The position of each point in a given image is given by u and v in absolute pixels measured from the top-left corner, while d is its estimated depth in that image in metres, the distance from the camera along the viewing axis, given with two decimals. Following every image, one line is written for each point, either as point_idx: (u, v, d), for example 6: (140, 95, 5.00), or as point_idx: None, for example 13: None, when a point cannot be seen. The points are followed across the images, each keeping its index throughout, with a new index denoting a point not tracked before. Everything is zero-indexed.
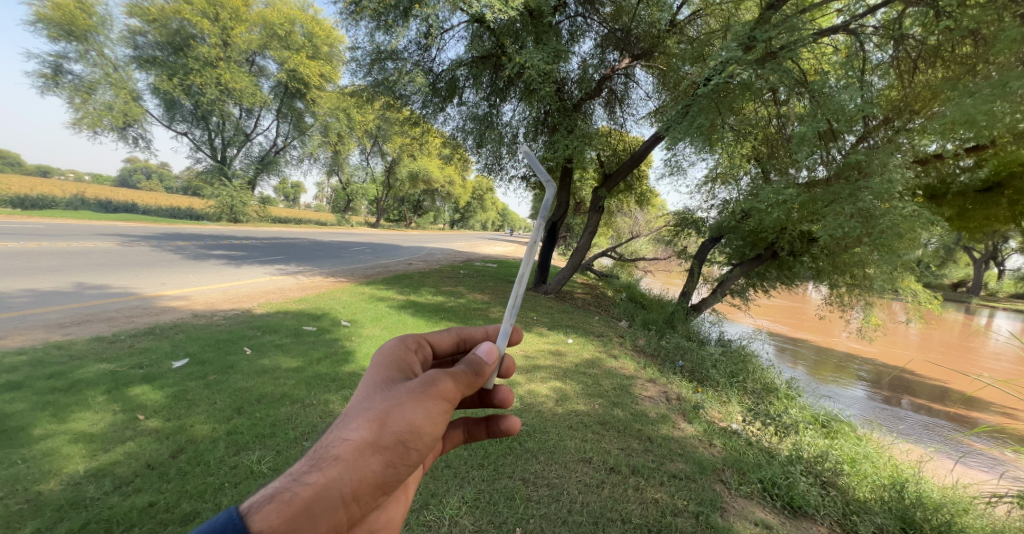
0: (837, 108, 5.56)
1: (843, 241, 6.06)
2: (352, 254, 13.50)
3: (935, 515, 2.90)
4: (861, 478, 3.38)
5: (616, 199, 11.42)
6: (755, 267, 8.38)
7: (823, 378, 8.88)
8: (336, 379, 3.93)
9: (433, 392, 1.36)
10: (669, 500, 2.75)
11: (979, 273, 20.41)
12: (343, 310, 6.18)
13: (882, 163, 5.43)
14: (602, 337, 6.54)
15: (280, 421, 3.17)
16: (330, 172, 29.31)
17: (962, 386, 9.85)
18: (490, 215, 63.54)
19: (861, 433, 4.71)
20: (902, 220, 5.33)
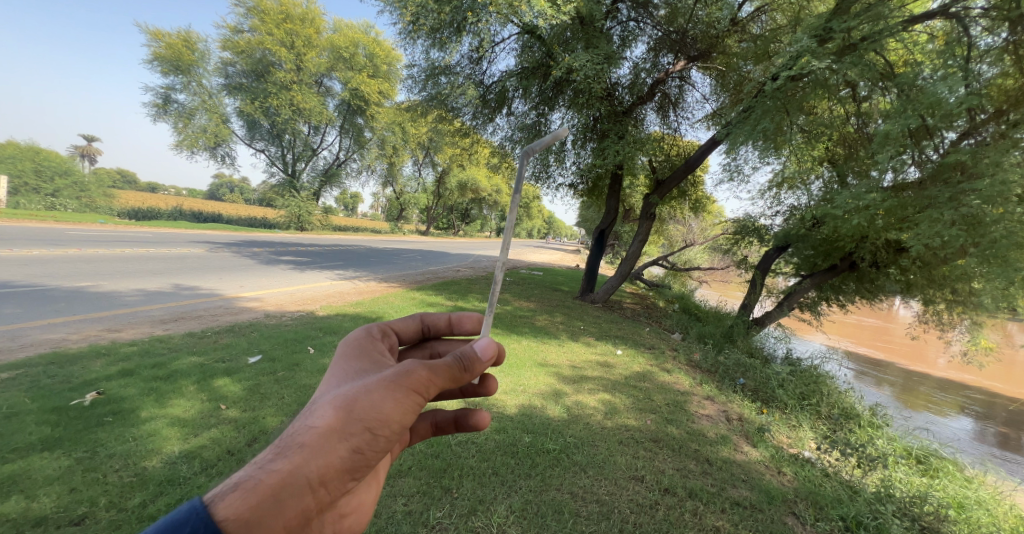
0: (932, 101, 5.01)
1: (941, 252, 5.48)
2: (405, 260, 13.99)
3: None
4: (972, 526, 2.96)
5: (668, 207, 11.03)
6: (828, 279, 7.75)
7: (910, 405, 7.95)
8: None
9: (406, 382, 1.32)
10: (731, 530, 2.55)
11: None
12: (396, 314, 6.39)
13: (993, 162, 4.80)
14: (654, 349, 6.28)
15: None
16: (386, 183, 30.72)
17: None
18: (536, 223, 63.74)
19: (968, 473, 4.11)
20: (1021, 227, 4.66)
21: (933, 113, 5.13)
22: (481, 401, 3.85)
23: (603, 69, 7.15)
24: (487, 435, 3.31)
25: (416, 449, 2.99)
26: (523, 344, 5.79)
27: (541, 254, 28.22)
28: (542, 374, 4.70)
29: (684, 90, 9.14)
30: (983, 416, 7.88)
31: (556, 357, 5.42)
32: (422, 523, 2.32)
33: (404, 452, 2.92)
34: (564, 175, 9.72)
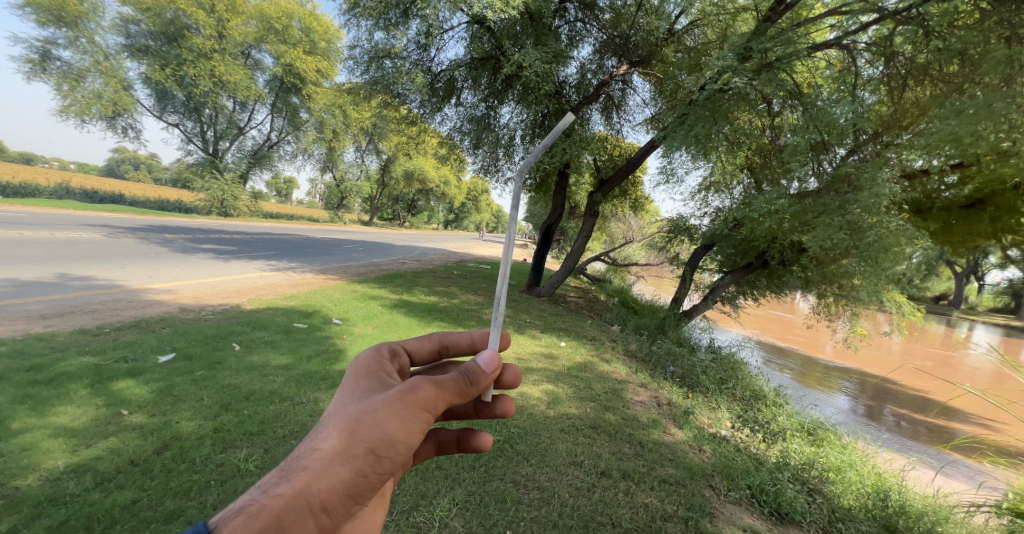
0: (828, 120, 5.74)
1: (831, 252, 6.21)
2: (345, 252, 13.47)
3: (917, 523, 2.96)
4: (846, 486, 3.44)
5: (611, 204, 11.53)
6: (745, 275, 8.43)
7: (809, 386, 9.00)
8: (326, 378, 3.90)
9: (413, 398, 1.32)
10: (659, 505, 2.77)
11: (957, 287, 21.09)
12: (335, 307, 6.16)
13: (871, 178, 5.56)
14: (595, 341, 6.59)
15: (269, 418, 3.16)
16: (324, 169, 29.17)
17: (941, 394, 9.94)
18: (485, 216, 63.58)
19: (848, 442, 4.75)
20: (889, 233, 5.44)
21: (830, 131, 5.83)
22: None
23: (551, 67, 7.32)
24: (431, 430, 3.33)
25: None
26: None
27: (488, 247, 28.22)
28: None
29: (626, 93, 9.54)
30: (865, 393, 9.09)
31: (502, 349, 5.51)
32: None
33: None
34: (512, 169, 9.82)
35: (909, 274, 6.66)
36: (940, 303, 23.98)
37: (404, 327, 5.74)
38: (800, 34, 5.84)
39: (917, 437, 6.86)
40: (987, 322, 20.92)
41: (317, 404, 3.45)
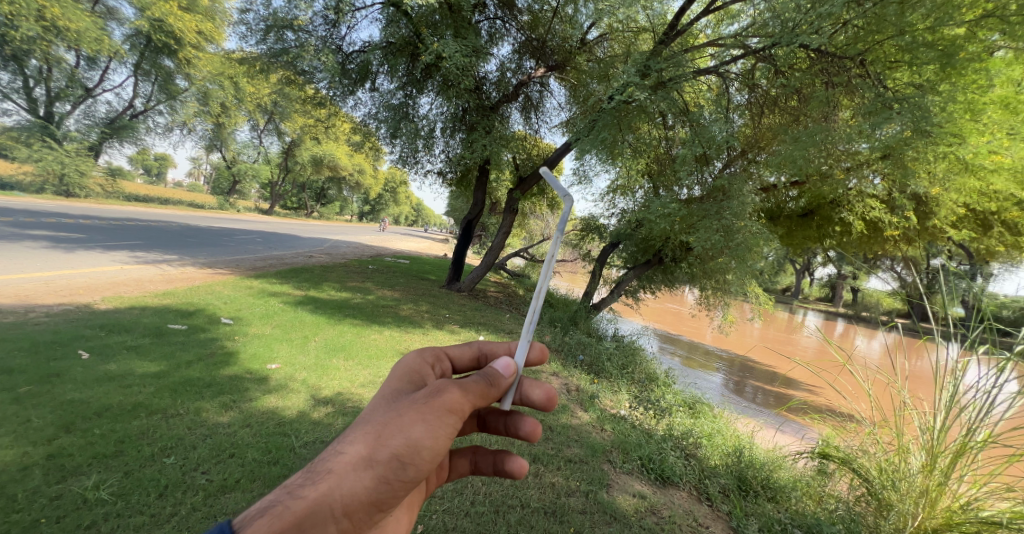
0: (709, 138, 6.58)
1: (711, 252, 7.15)
2: (239, 243, 12.20)
3: (760, 472, 3.55)
4: (715, 448, 4.00)
5: (530, 202, 11.94)
6: (645, 271, 9.27)
7: (693, 367, 10.17)
8: (211, 385, 3.53)
9: (437, 402, 1.30)
10: (564, 483, 2.99)
11: (799, 280, 25.56)
12: (224, 305, 5.58)
13: (739, 189, 6.70)
14: (512, 333, 6.82)
15: (133, 435, 2.77)
16: (211, 147, 25.84)
17: (783, 367, 11.99)
18: (403, 209, 61.58)
19: (718, 412, 5.48)
20: (751, 236, 6.59)
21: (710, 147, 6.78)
22: (334, 396, 3.73)
23: (472, 62, 7.33)
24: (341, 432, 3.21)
25: (247, 458, 2.73)
26: (385, 334, 5.66)
27: (404, 240, 27.34)
28: None
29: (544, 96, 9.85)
30: (733, 371, 10.51)
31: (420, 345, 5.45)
32: None
33: (232, 464, 2.65)
34: (432, 162, 9.71)
35: (766, 270, 7.95)
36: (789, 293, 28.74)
37: (308, 325, 5.41)
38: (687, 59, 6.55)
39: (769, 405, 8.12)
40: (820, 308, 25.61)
41: (198, 415, 3.10)
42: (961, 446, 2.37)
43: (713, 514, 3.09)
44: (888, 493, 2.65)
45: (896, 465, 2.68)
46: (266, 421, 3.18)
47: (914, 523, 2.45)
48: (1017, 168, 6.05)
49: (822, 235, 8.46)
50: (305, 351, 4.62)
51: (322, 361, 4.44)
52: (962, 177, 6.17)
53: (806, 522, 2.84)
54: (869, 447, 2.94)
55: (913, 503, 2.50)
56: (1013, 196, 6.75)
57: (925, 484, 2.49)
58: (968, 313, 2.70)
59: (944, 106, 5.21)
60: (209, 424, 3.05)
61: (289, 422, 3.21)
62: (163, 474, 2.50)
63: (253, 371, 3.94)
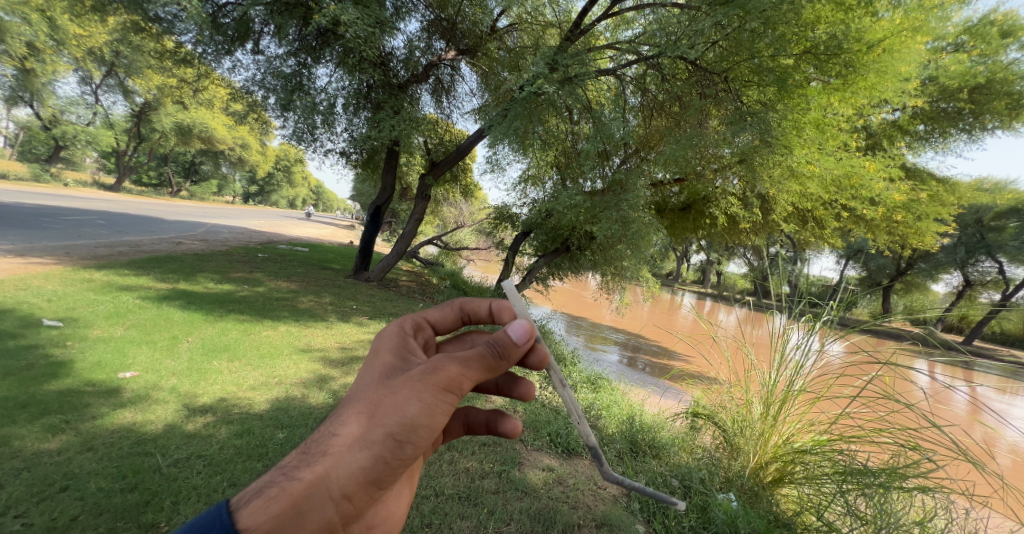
0: (608, 134, 7.22)
1: (610, 241, 7.80)
2: (71, 226, 10.10)
3: (648, 434, 3.96)
4: (612, 416, 4.41)
5: (443, 189, 11.76)
6: (553, 258, 9.69)
7: (594, 347, 10.99)
8: (30, 404, 2.95)
9: (434, 379, 1.27)
10: (478, 466, 3.06)
11: (678, 264, 28.81)
12: (50, 305, 4.66)
13: (633, 183, 7.41)
14: None
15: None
16: (14, 100, 20.33)
17: (669, 342, 13.48)
18: (299, 190, 56.50)
19: (616, 386, 5.99)
20: (644, 226, 7.33)
21: (609, 143, 7.39)
22: (216, 403, 3.38)
23: (374, 33, 6.94)
24: (224, 442, 2.93)
25: (91, 488, 2.35)
26: (280, 330, 5.22)
27: (300, 225, 25.14)
28: (304, 361, 4.43)
29: (455, 80, 9.66)
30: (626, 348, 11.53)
31: (322, 340, 5.14)
32: None
33: (67, 498, 2.26)
34: (334, 141, 9.02)
35: (654, 257, 8.91)
36: (670, 275, 32.36)
37: (176, 324, 4.77)
38: (590, 59, 6.99)
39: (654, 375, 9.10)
40: (694, 287, 29.17)
41: (8, 444, 2.56)
42: (785, 395, 2.93)
43: (609, 476, 3.38)
44: (737, 436, 3.17)
45: (744, 414, 3.22)
46: (117, 442, 2.76)
47: (753, 460, 3.03)
48: (822, 177, 7.33)
49: (696, 227, 9.72)
50: (174, 354, 4.09)
51: (198, 364, 3.97)
52: (789, 182, 7.37)
53: (680, 471, 3.26)
54: (726, 402, 3.47)
55: (753, 443, 3.04)
56: (821, 197, 8.16)
57: (761, 429, 3.02)
58: (791, 290, 3.33)
59: (779, 123, 6.44)
60: (27, 452, 2.55)
61: (151, 439, 2.82)
62: None
63: (97, 383, 3.38)
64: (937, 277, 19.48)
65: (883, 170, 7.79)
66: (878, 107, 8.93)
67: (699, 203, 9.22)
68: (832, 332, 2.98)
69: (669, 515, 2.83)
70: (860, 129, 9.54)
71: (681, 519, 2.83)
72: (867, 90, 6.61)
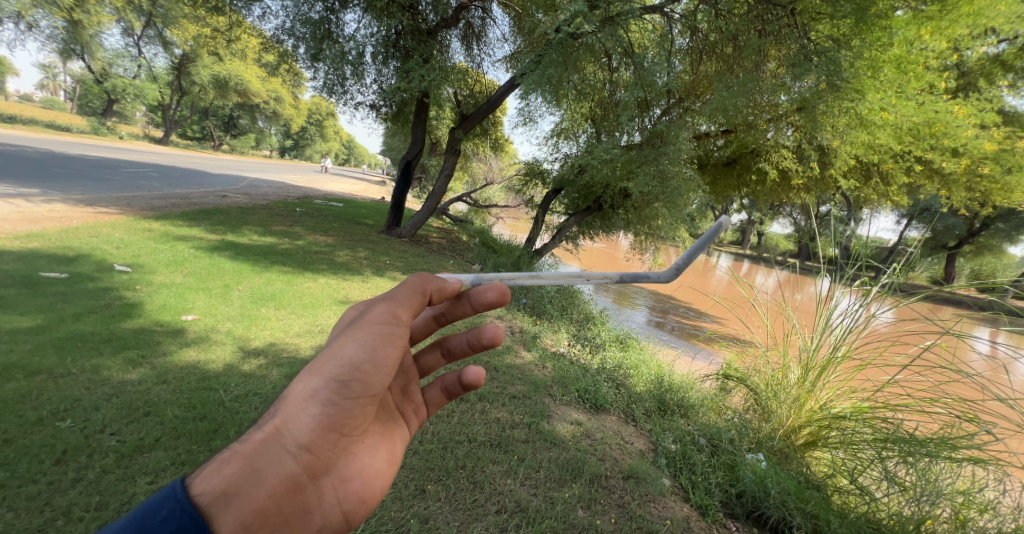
0: (649, 82, 6.82)
1: (644, 200, 7.54)
2: (127, 178, 10.67)
3: (677, 394, 3.99)
4: (640, 376, 4.42)
5: (473, 143, 11.57)
6: (585, 217, 9.49)
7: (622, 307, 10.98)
8: (110, 339, 3.25)
9: (365, 320, 1.23)
10: (509, 417, 3.18)
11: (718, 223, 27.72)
12: (118, 251, 5.03)
13: (675, 136, 7.03)
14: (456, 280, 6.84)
15: (8, 401, 2.46)
16: (65, 53, 21.02)
17: (701, 304, 13.25)
18: (332, 145, 57.07)
19: (644, 345, 5.99)
20: (683, 183, 7.00)
21: (650, 91, 6.98)
22: (266, 347, 3.62)
23: None
24: (276, 383, 3.16)
25: (167, 416, 2.59)
26: (320, 282, 5.46)
27: (334, 180, 25.62)
28: (343, 312, 4.64)
29: (487, 24, 9.22)
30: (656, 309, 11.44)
31: (359, 293, 5.35)
32: None
33: (149, 423, 2.50)
34: (363, 93, 8.93)
35: (693, 215, 8.56)
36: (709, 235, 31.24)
37: (227, 273, 5.06)
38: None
39: (683, 336, 9.06)
40: (734, 248, 28.13)
41: (98, 373, 2.86)
42: (826, 362, 2.86)
43: (636, 432, 3.44)
44: (771, 398, 3.15)
45: (778, 379, 3.17)
46: (186, 376, 3.03)
47: (785, 424, 3.00)
48: (898, 125, 6.69)
49: (741, 184, 9.15)
50: (227, 301, 4.37)
51: (249, 311, 4.24)
52: (856, 132, 6.72)
53: (709, 431, 3.29)
54: (760, 365, 3.44)
55: (787, 408, 3.01)
56: (892, 148, 7.47)
57: (797, 393, 2.97)
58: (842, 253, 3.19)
59: (851, 62, 5.90)
60: (113, 382, 2.83)
61: (214, 376, 3.08)
62: (59, 438, 2.30)
63: (164, 324, 3.68)
64: (1013, 240, 17.93)
65: (972, 115, 7.09)
66: (980, 39, 7.90)
67: (744, 158, 8.77)
68: (886, 298, 2.81)
69: (697, 472, 2.87)
70: (951, 66, 8.56)
71: (708, 476, 2.86)
72: (970, 17, 6.21)
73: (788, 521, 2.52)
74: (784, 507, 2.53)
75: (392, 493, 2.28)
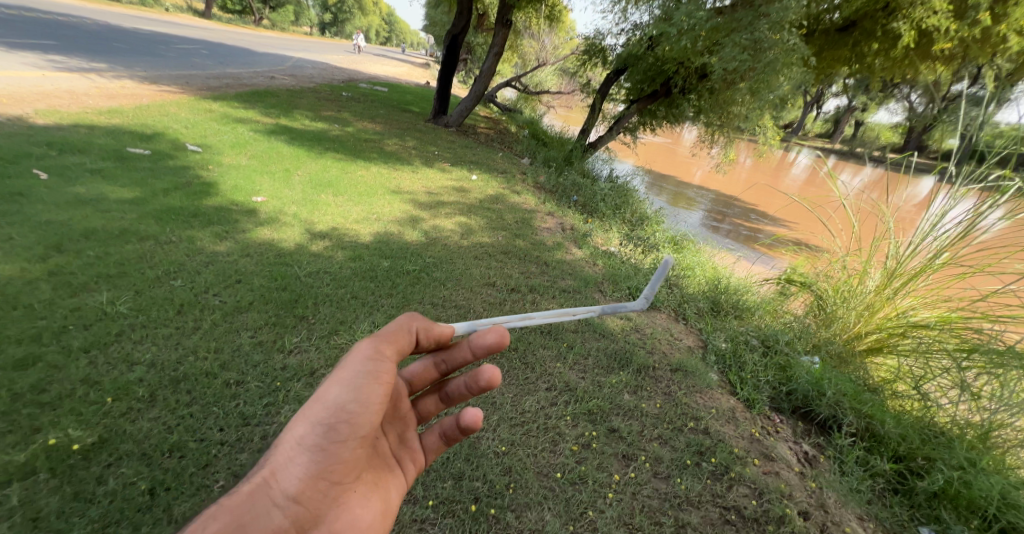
0: None
1: (730, 78, 6.78)
2: (183, 55, 10.72)
3: (730, 297, 3.95)
4: (693, 277, 4.39)
5: (525, 14, 10.38)
6: (648, 104, 8.60)
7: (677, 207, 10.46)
8: (197, 215, 3.58)
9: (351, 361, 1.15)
10: (557, 309, 3.30)
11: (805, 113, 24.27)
12: (188, 131, 5.26)
13: None
14: (506, 173, 6.71)
15: (129, 260, 2.84)
16: None
17: (769, 206, 12.29)
18: (374, 20, 53.18)
19: (700, 248, 5.78)
20: (782, 54, 6.12)
21: None
22: (329, 231, 3.86)
23: None
24: (342, 264, 3.41)
25: (257, 285, 2.88)
26: (372, 171, 5.55)
27: (378, 63, 24.46)
28: (397, 202, 4.77)
29: None
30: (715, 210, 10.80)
31: (410, 183, 5.42)
32: (278, 349, 2.34)
33: (243, 289, 2.79)
34: None
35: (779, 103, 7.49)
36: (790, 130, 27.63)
37: (287, 158, 5.23)
38: None
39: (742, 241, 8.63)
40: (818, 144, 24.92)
41: (193, 243, 3.21)
42: (920, 270, 2.72)
43: (686, 330, 3.53)
44: (841, 301, 3.06)
45: (852, 286, 3.07)
46: (265, 252, 3.33)
47: (851, 329, 2.97)
48: None
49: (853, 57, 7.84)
50: (290, 185, 4.59)
51: (310, 196, 4.45)
52: None
53: (763, 333, 3.32)
54: (833, 271, 3.31)
55: (857, 313, 2.95)
56: None
57: (872, 299, 2.89)
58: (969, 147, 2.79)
59: None
60: (206, 252, 3.17)
61: (289, 254, 3.37)
62: (174, 294, 2.62)
63: (239, 204, 3.96)
64: None
65: None
66: None
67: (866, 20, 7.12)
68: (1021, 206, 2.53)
69: (746, 368, 2.94)
70: None
71: (759, 371, 2.91)
72: None
73: (838, 419, 2.56)
74: (836, 406, 2.57)
75: None
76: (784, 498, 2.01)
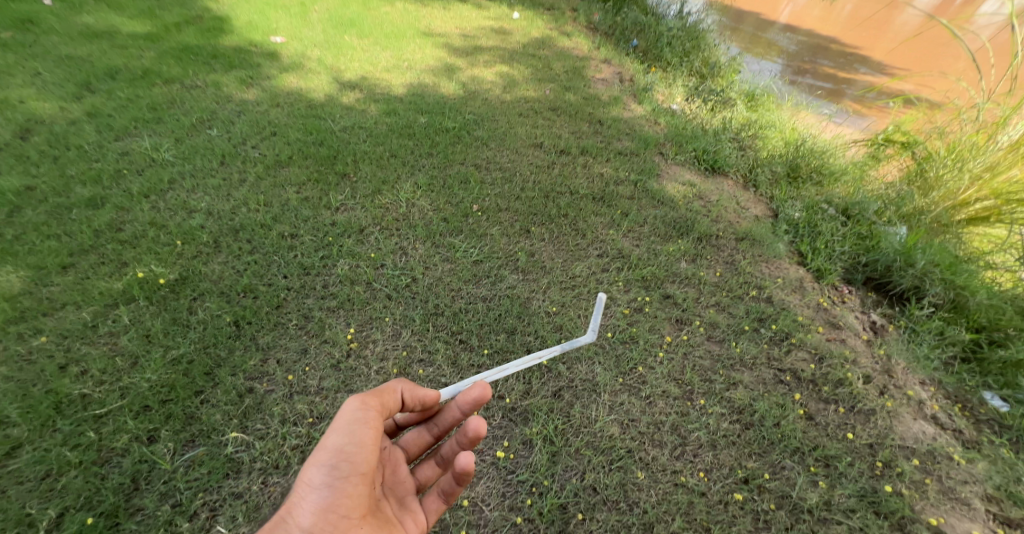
0: None
1: None
2: None
3: None
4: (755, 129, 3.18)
5: None
6: None
7: None
8: (218, 57, 3.32)
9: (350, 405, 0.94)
10: (612, 174, 2.66)
11: None
12: None
13: None
14: (554, 10, 5.44)
15: (161, 104, 2.78)
16: None
17: None
18: None
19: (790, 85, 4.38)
20: None
21: None
22: (359, 80, 3.45)
23: None
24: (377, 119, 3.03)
25: (293, 138, 2.68)
26: (397, 8, 4.81)
27: None
28: (428, 47, 4.14)
29: None
30: None
31: (442, 24, 4.69)
32: (325, 206, 2.24)
33: (279, 143, 2.62)
34: None
35: None
36: None
37: None
38: None
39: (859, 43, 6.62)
40: None
41: (220, 89, 3.02)
42: None
43: (754, 199, 2.65)
44: (970, 150, 2.20)
45: (974, 140, 2.22)
46: (295, 102, 3.05)
47: (956, 196, 2.23)
48: None
49: None
50: (309, 24, 4.07)
51: (332, 38, 3.97)
52: None
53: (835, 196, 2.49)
54: (951, 123, 2.41)
55: (966, 177, 2.19)
56: None
57: (1001, 158, 2.09)
58: None
59: None
60: (235, 99, 2.98)
61: (320, 106, 3.05)
62: (213, 145, 2.53)
63: (258, 45, 3.60)
64: None
65: None
66: None
67: None
68: None
69: (821, 241, 2.23)
70: None
71: (836, 237, 2.25)
72: None
73: (921, 290, 2.01)
74: (923, 279, 1.99)
75: (499, 230, 2.19)
76: (846, 364, 1.71)
